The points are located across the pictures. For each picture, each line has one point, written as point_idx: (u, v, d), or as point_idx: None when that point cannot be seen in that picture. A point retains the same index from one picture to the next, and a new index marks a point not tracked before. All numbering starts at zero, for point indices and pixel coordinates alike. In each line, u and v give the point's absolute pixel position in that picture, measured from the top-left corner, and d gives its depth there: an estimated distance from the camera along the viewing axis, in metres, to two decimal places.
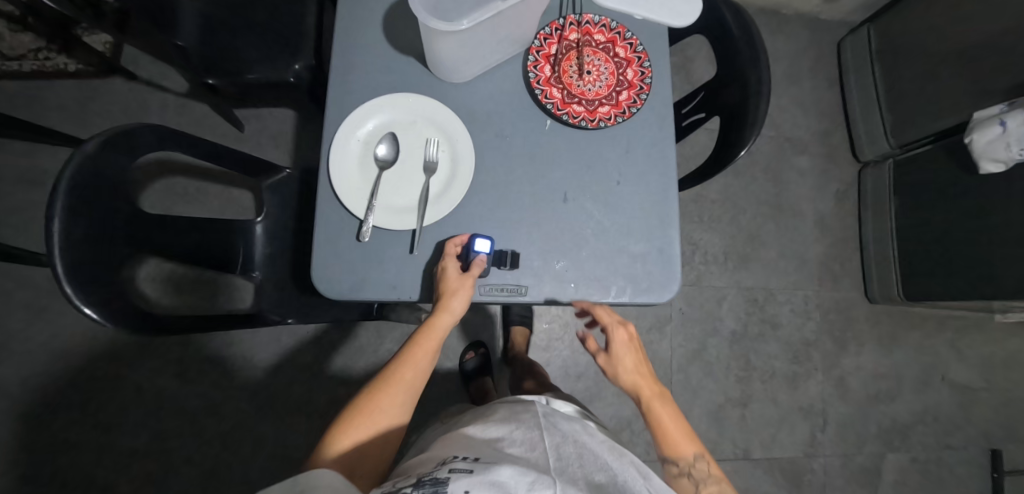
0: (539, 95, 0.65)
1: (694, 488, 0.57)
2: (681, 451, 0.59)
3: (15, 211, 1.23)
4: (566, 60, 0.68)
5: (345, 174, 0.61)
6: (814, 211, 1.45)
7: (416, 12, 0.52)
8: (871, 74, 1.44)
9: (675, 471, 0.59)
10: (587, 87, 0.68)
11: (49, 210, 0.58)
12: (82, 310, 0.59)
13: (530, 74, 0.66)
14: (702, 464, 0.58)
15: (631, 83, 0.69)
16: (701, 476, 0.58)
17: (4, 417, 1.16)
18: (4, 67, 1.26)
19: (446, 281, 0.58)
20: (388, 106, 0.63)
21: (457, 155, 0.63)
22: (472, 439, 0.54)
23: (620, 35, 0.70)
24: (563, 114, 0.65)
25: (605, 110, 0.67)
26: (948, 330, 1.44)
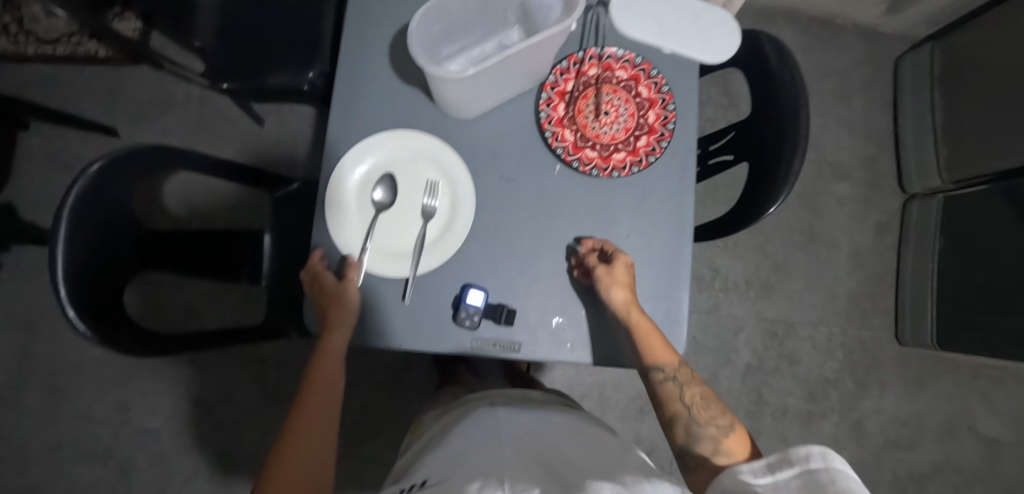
0: (550, 137, 0.62)
1: (680, 390, 0.55)
2: (662, 356, 0.56)
3: (48, 193, 1.29)
4: (582, 97, 0.64)
5: (340, 216, 0.59)
6: (849, 243, 1.36)
7: (417, 58, 0.51)
8: (929, 98, 1.32)
9: (660, 377, 0.56)
10: (603, 129, 0.63)
11: (52, 233, 0.59)
12: (87, 336, 0.61)
13: (542, 113, 0.62)
14: (684, 365, 0.57)
15: (652, 127, 0.64)
16: (685, 378, 0.56)
17: (34, 387, 1.24)
18: (41, 51, 1.30)
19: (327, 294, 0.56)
20: (390, 144, 0.61)
21: (457, 199, 0.61)
22: (424, 462, 0.51)
23: (644, 73, 0.65)
24: (572, 160, 0.61)
25: (619, 158, 0.62)
26: (982, 380, 1.34)
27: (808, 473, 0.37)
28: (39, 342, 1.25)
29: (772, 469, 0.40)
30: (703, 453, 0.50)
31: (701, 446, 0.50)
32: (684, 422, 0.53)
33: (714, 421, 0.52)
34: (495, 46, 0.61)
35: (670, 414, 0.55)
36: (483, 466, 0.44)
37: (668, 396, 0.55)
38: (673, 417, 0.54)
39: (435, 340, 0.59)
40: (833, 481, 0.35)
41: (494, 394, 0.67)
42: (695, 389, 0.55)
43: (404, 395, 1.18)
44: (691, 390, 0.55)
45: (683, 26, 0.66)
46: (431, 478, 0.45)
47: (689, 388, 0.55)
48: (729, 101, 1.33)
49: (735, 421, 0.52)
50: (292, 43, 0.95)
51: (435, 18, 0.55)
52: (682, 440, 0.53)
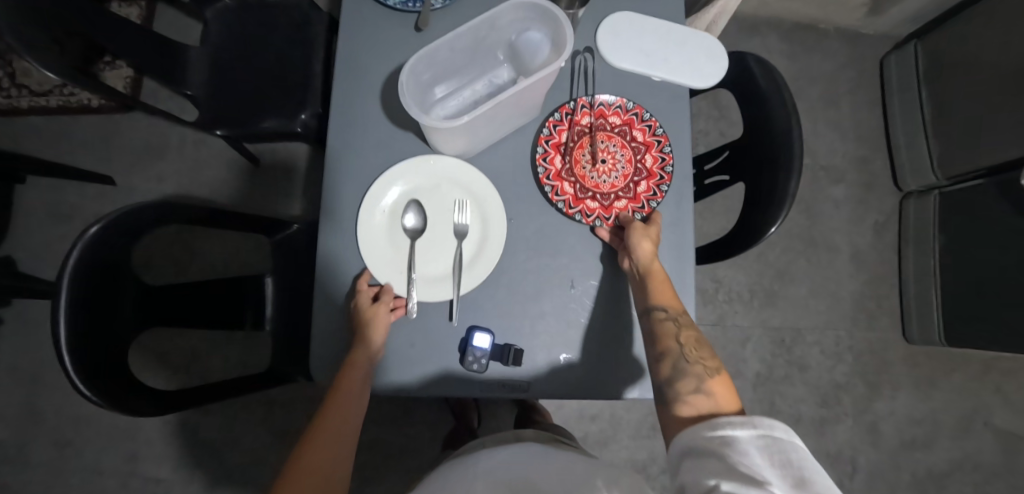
0: (549, 193, 0.62)
1: (677, 330, 0.54)
2: (668, 298, 0.56)
3: (47, 245, 1.29)
4: (578, 147, 0.64)
5: (375, 249, 0.60)
6: (849, 245, 1.36)
7: (410, 110, 0.51)
8: (917, 96, 1.33)
9: (661, 316, 0.55)
10: (601, 178, 0.64)
11: (54, 300, 0.59)
12: (90, 399, 0.60)
13: (540, 168, 0.62)
14: (686, 313, 0.56)
15: (650, 172, 0.64)
16: (685, 323, 0.55)
17: (41, 441, 1.23)
18: (34, 104, 1.31)
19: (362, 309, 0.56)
20: (409, 172, 0.62)
21: (487, 215, 0.61)
22: None
23: (637, 117, 0.65)
24: (575, 213, 0.62)
25: (621, 207, 0.63)
26: (994, 373, 1.34)
27: (769, 437, 0.39)
28: (43, 395, 1.24)
29: (733, 422, 0.41)
30: (686, 388, 0.49)
31: (685, 383, 0.50)
32: (673, 359, 0.52)
33: (702, 361, 0.52)
34: (485, 86, 0.61)
35: (660, 350, 0.54)
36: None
37: (664, 333, 0.54)
38: (662, 352, 0.54)
39: (446, 386, 0.59)
40: (792, 449, 0.38)
41: (497, 438, 0.66)
42: (692, 332, 0.55)
43: (414, 428, 1.16)
44: (687, 332, 0.54)
45: (672, 56, 0.66)
46: None
47: (685, 329, 0.55)
48: (719, 112, 1.34)
49: (722, 368, 0.52)
50: (284, 89, 0.97)
51: (424, 67, 0.55)
52: (666, 375, 0.52)
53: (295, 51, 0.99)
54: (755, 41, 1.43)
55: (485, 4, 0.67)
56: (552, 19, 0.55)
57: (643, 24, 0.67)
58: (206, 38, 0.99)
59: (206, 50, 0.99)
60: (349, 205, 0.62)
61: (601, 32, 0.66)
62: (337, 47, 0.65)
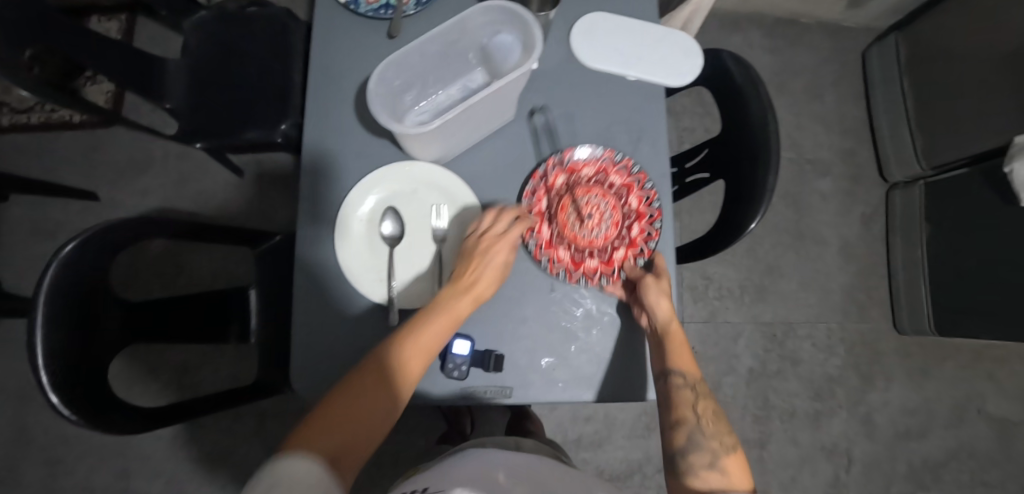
0: (546, 266, 0.60)
1: (694, 398, 0.54)
2: (687, 364, 0.56)
3: (31, 263, 1.27)
4: (561, 209, 0.62)
5: (355, 257, 0.60)
6: (837, 237, 1.36)
7: (381, 119, 0.51)
8: (899, 87, 1.34)
9: (678, 381, 0.55)
10: (592, 234, 0.62)
11: (30, 321, 0.59)
12: (69, 418, 0.59)
13: (530, 244, 0.60)
14: (702, 381, 0.56)
15: (638, 212, 0.62)
16: (701, 392, 0.55)
17: (30, 462, 1.21)
18: (16, 121, 1.30)
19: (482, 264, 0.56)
20: (384, 178, 0.61)
21: (466, 219, 0.61)
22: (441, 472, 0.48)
23: (611, 162, 0.63)
24: (579, 278, 0.61)
25: (621, 258, 0.62)
26: (985, 360, 1.34)
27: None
28: (31, 415, 1.22)
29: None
30: (700, 462, 0.48)
31: (698, 456, 0.49)
32: (688, 429, 0.51)
33: (718, 436, 0.51)
34: (460, 91, 0.61)
35: (675, 418, 0.53)
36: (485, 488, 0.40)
37: (680, 400, 0.54)
38: (677, 420, 0.53)
39: (428, 394, 0.58)
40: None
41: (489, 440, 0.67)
42: (708, 404, 0.54)
43: (407, 435, 1.16)
44: (704, 403, 0.54)
45: (647, 55, 0.66)
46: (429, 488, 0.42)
47: (702, 400, 0.54)
48: (704, 109, 1.34)
49: (736, 447, 0.51)
50: (264, 100, 0.96)
51: (395, 73, 0.55)
52: (679, 444, 0.51)
53: (274, 61, 0.98)
54: (737, 37, 1.43)
55: (459, 8, 0.67)
56: (522, 21, 0.54)
57: (620, 24, 0.67)
58: (184, 50, 0.99)
59: (184, 62, 0.98)
60: (327, 216, 0.61)
61: (575, 35, 0.66)
62: (311, 57, 0.65)
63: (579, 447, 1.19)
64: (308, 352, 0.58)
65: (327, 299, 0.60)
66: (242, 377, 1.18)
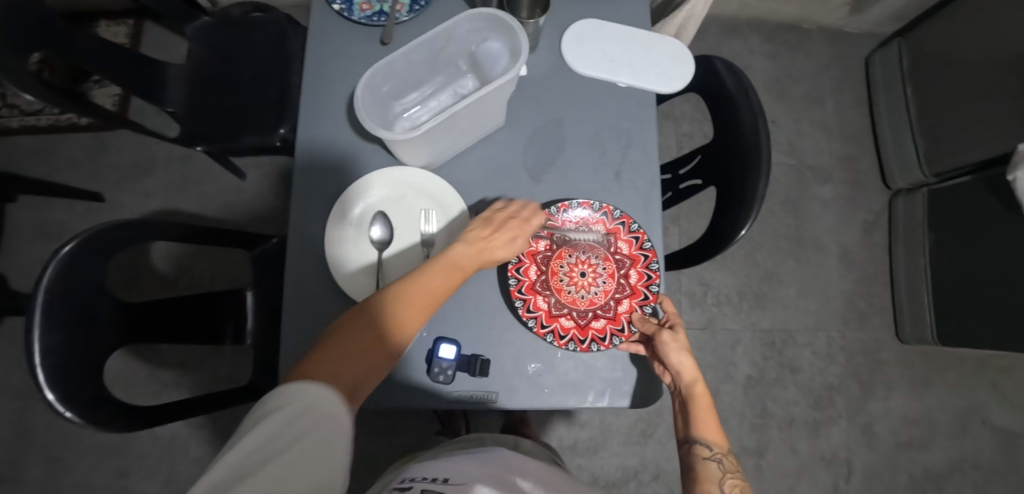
0: (552, 340, 0.59)
1: (721, 474, 0.50)
2: (713, 433, 0.53)
3: (35, 264, 1.29)
4: (552, 274, 0.61)
5: (344, 260, 0.60)
6: (838, 244, 1.35)
7: (368, 125, 0.51)
8: (901, 93, 1.33)
9: (704, 453, 0.52)
10: (588, 292, 0.61)
11: (27, 322, 0.60)
12: (65, 415, 0.60)
13: (531, 322, 0.59)
14: (732, 454, 0.52)
15: (632, 256, 0.62)
16: (730, 467, 0.51)
17: (32, 459, 1.23)
18: (24, 122, 1.32)
19: (499, 229, 0.57)
20: (374, 185, 0.62)
21: (454, 224, 0.61)
22: (452, 462, 0.48)
23: (591, 212, 0.62)
24: (590, 345, 0.59)
25: (626, 310, 0.61)
26: (990, 370, 1.32)
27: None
28: (33, 414, 1.24)
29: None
30: None
31: None
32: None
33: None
34: (450, 96, 0.61)
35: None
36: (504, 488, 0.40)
37: (705, 475, 0.50)
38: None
39: (413, 398, 0.59)
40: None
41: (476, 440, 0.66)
42: (737, 480, 0.50)
43: (401, 439, 1.16)
44: (732, 479, 0.50)
45: (637, 62, 0.67)
46: (451, 480, 0.41)
47: (731, 476, 0.50)
48: (703, 115, 1.33)
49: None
50: (263, 104, 0.98)
51: (382, 79, 0.56)
52: None
53: (274, 67, 1.00)
54: (737, 43, 1.43)
55: (451, 14, 0.67)
56: (507, 27, 0.55)
57: (610, 32, 0.68)
58: (188, 55, 1.01)
59: (186, 66, 1.00)
60: (318, 219, 0.62)
61: (566, 42, 0.67)
62: (304, 61, 0.66)
63: (573, 452, 1.19)
64: (296, 350, 0.59)
65: (315, 301, 0.60)
66: (239, 378, 1.19)
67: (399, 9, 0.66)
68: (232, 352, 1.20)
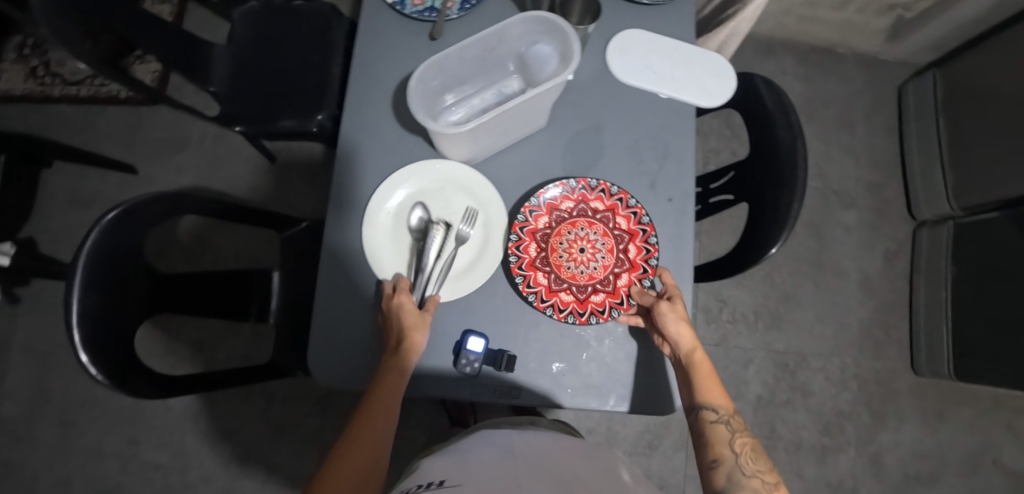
0: (552, 313, 0.60)
1: (730, 435, 0.51)
2: (717, 396, 0.53)
3: (65, 230, 1.32)
4: (552, 248, 0.61)
5: (380, 248, 0.62)
6: (858, 271, 1.34)
7: (418, 116, 0.52)
8: (933, 124, 1.32)
9: (711, 417, 0.52)
10: (581, 268, 0.61)
11: (68, 283, 0.62)
12: (95, 378, 0.62)
13: (531, 297, 0.60)
14: (737, 413, 0.53)
15: (631, 232, 0.62)
16: (737, 426, 0.52)
17: (48, 420, 1.26)
18: (66, 93, 1.37)
19: (407, 318, 0.55)
20: (417, 173, 0.63)
21: (489, 221, 0.63)
22: (447, 459, 0.51)
23: (588, 190, 0.63)
24: (589, 318, 0.60)
25: (624, 284, 0.61)
26: (1005, 409, 1.30)
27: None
28: (53, 375, 1.27)
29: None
30: None
31: None
32: (727, 469, 0.49)
33: (760, 474, 0.48)
34: (494, 95, 0.62)
35: (712, 457, 0.50)
36: (499, 479, 0.43)
37: (715, 438, 0.51)
38: (714, 460, 0.50)
39: (438, 387, 0.60)
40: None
41: (496, 421, 0.67)
42: (745, 438, 0.51)
43: (409, 429, 1.18)
44: (742, 439, 0.51)
45: (679, 74, 0.68)
46: (446, 481, 0.45)
47: (739, 436, 0.51)
48: (731, 132, 1.34)
49: (780, 483, 0.48)
50: (301, 90, 1.00)
51: (433, 74, 0.57)
52: (720, 484, 0.48)
53: (315, 54, 1.02)
54: (771, 62, 1.43)
55: (500, 15, 0.68)
56: (560, 32, 0.56)
57: (654, 42, 0.69)
58: (233, 37, 1.03)
59: (230, 49, 1.03)
60: (357, 209, 0.63)
61: (611, 50, 0.68)
62: (353, 51, 0.67)
63: None
64: (324, 336, 0.60)
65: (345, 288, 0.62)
66: (254, 357, 1.21)
67: (450, 6, 0.67)
68: (251, 330, 1.22)
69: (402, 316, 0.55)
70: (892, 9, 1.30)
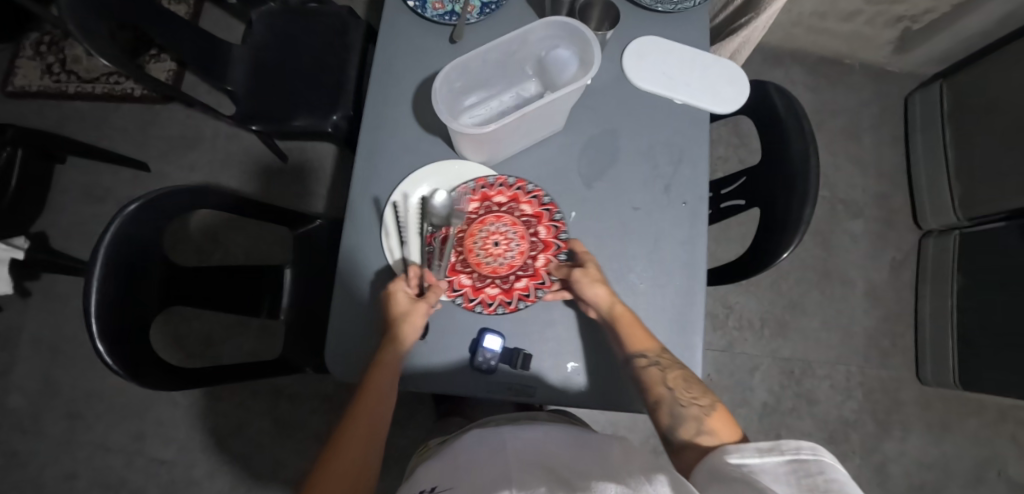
0: (482, 309, 0.61)
1: (663, 374, 0.55)
2: (644, 342, 0.56)
3: (77, 224, 1.34)
4: (467, 250, 0.62)
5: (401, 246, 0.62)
6: (864, 280, 1.35)
7: (441, 115, 0.54)
8: (940, 135, 1.33)
9: (643, 362, 0.55)
10: (497, 261, 0.62)
11: (88, 274, 0.63)
12: (108, 365, 0.62)
13: (458, 299, 0.61)
14: (664, 350, 0.57)
15: (538, 214, 0.63)
16: (666, 362, 0.56)
17: (55, 413, 1.26)
18: (81, 90, 1.38)
19: (396, 306, 0.56)
20: (439, 173, 0.64)
21: None
22: (438, 461, 0.53)
23: (488, 186, 0.63)
24: (516, 305, 0.61)
25: (543, 265, 0.62)
26: (1010, 421, 1.30)
27: (797, 462, 0.37)
28: (61, 369, 1.28)
29: (759, 449, 0.40)
30: (689, 434, 0.50)
31: (687, 427, 0.51)
32: (668, 405, 0.53)
33: (696, 401, 0.53)
34: (513, 98, 0.63)
35: (653, 398, 0.54)
36: (485, 473, 0.45)
37: (651, 380, 0.54)
38: (656, 402, 0.54)
39: (455, 384, 0.60)
40: (823, 472, 0.36)
41: (503, 416, 0.66)
42: (675, 371, 0.55)
43: (417, 428, 1.19)
44: (673, 373, 0.55)
45: (692, 80, 0.69)
46: (438, 486, 0.47)
47: (670, 371, 0.55)
48: (739, 140, 1.35)
49: (715, 402, 0.53)
50: (316, 90, 1.01)
51: (457, 75, 0.58)
52: (667, 422, 0.53)
53: (332, 55, 1.03)
54: (779, 72, 1.45)
55: (520, 19, 0.70)
56: (580, 37, 0.58)
57: (670, 48, 0.70)
58: (251, 38, 1.05)
59: (249, 49, 1.04)
60: (375, 208, 0.64)
61: (626, 57, 0.69)
62: (376, 53, 0.68)
63: None
64: (341, 335, 0.61)
65: (362, 284, 0.62)
66: (260, 352, 1.21)
67: (470, 11, 0.69)
68: (256, 327, 1.23)
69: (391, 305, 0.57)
70: (900, 21, 1.31)
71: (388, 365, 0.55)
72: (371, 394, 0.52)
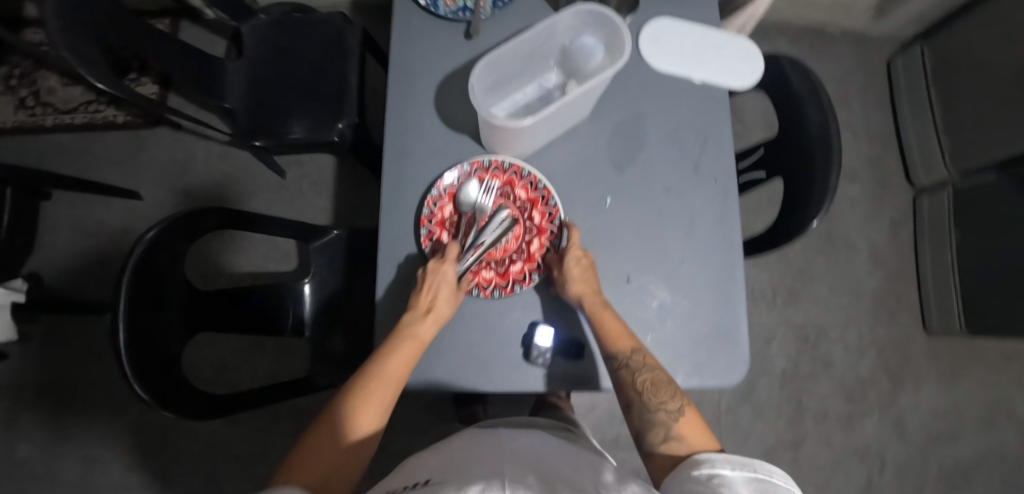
0: (478, 292, 0.61)
1: (633, 377, 0.54)
2: (617, 342, 0.56)
3: (71, 261, 1.28)
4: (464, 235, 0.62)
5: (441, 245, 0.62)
6: (866, 242, 1.39)
7: (480, 110, 0.53)
8: (925, 95, 1.37)
9: (617, 363, 0.55)
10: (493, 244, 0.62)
11: (113, 313, 0.59)
12: (138, 391, 0.59)
13: None
14: (639, 349, 0.56)
15: (532, 200, 0.63)
16: (640, 361, 0.55)
17: (70, 458, 1.22)
18: (59, 121, 1.33)
19: (443, 289, 0.56)
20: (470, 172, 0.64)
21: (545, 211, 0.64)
22: (428, 457, 0.47)
23: (483, 169, 0.63)
24: (511, 288, 0.61)
25: (538, 250, 0.63)
26: (1013, 363, 1.35)
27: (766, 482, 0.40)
28: (70, 412, 1.23)
29: (731, 461, 0.42)
30: (656, 439, 0.50)
31: (655, 432, 0.50)
32: (639, 409, 0.53)
33: (664, 405, 0.51)
34: (536, 89, 0.63)
35: (626, 400, 0.54)
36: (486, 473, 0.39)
37: (623, 384, 0.54)
38: (628, 403, 0.54)
39: (512, 381, 0.59)
40: None
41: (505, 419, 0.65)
42: (648, 374, 0.54)
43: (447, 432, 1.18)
44: (643, 376, 0.54)
45: (709, 60, 0.69)
46: (432, 481, 0.40)
47: (642, 373, 0.54)
48: (735, 116, 1.37)
49: (686, 406, 0.52)
50: (317, 100, 0.99)
51: (489, 69, 0.57)
52: (638, 426, 0.52)
53: (329, 63, 1.01)
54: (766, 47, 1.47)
55: (534, 11, 0.69)
56: (609, 24, 0.57)
57: (684, 29, 0.70)
58: (244, 52, 1.02)
59: (243, 64, 1.02)
60: (409, 211, 0.63)
61: (642, 41, 0.69)
62: (392, 54, 0.67)
63: (617, 447, 1.20)
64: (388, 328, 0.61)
65: (406, 284, 0.62)
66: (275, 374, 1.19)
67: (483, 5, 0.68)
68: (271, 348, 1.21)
69: (438, 288, 0.56)
70: None
71: (421, 343, 0.54)
72: (397, 363, 0.52)
